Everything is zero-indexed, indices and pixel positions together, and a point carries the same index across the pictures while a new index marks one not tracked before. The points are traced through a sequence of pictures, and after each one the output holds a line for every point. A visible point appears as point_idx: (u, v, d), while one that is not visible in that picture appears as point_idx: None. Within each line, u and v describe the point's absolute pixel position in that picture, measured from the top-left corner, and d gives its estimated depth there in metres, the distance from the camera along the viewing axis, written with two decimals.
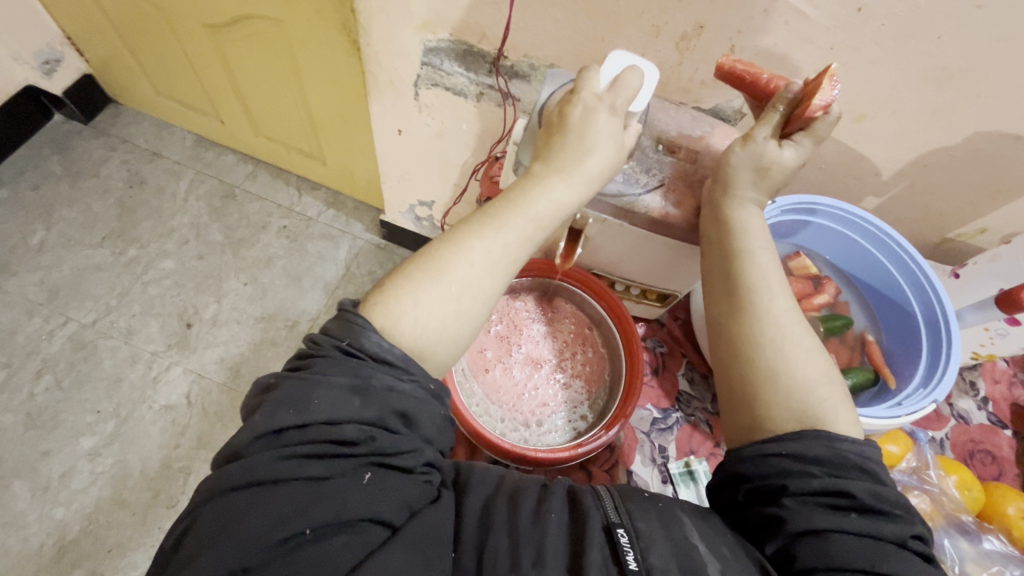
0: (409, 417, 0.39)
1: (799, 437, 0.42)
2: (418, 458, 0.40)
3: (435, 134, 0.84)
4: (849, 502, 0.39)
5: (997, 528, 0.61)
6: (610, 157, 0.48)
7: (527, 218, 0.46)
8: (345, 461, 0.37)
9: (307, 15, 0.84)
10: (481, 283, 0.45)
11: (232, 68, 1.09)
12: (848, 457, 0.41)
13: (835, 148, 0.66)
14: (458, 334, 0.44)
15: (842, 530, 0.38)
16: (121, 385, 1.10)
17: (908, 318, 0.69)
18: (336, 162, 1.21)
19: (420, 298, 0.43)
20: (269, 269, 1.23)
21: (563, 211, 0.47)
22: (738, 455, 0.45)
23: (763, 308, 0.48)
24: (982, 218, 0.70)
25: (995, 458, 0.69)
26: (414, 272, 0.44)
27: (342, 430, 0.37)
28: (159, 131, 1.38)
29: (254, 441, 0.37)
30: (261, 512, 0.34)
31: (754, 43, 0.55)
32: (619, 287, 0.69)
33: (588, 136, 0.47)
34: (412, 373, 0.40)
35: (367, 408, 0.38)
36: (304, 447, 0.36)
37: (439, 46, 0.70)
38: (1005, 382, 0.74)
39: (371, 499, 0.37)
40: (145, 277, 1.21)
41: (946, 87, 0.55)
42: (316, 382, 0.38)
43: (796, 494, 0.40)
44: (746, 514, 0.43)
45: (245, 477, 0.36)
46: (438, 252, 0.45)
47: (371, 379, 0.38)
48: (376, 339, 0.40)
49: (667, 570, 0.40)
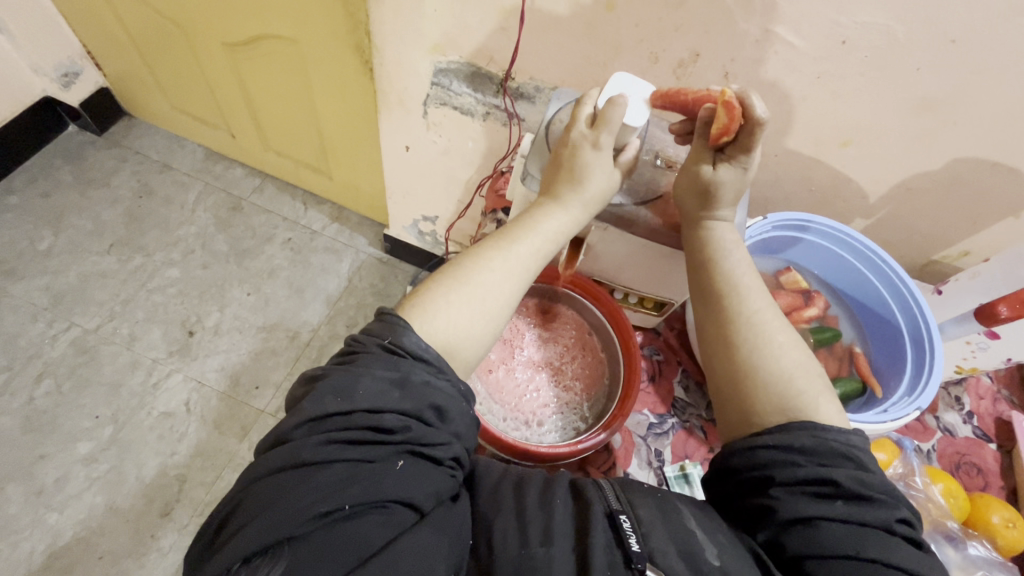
0: (443, 411, 0.41)
1: (785, 429, 0.44)
2: (448, 451, 0.42)
3: (442, 150, 0.87)
4: (833, 490, 0.41)
5: (981, 535, 0.63)
6: (609, 185, 0.51)
7: (537, 234, 0.49)
8: (382, 447, 0.39)
9: (323, 36, 0.89)
10: (500, 287, 0.47)
11: (247, 85, 1.13)
12: (833, 446, 0.43)
13: (824, 172, 0.69)
14: (483, 333, 0.46)
15: (828, 518, 0.40)
16: (121, 391, 1.11)
17: (895, 332, 0.71)
18: (343, 178, 1.25)
19: (452, 300, 0.45)
20: (272, 280, 1.25)
21: (562, 236, 0.51)
22: (728, 449, 0.47)
23: (739, 311, 0.51)
24: (965, 240, 0.73)
25: (981, 470, 0.71)
26: (441, 278, 0.47)
27: (382, 418, 0.39)
28: (170, 144, 1.42)
29: (301, 426, 0.39)
30: (304, 488, 0.36)
31: (746, 71, 0.59)
32: (618, 294, 0.72)
33: (579, 168, 0.50)
34: (446, 373, 0.42)
35: (406, 400, 0.39)
36: (347, 433, 0.38)
37: (449, 67, 0.74)
38: (990, 398, 0.76)
39: (405, 484, 0.38)
40: (149, 285, 1.22)
41: (925, 114, 0.58)
42: (361, 374, 0.40)
43: (783, 484, 0.42)
44: (740, 505, 0.45)
45: (291, 458, 0.37)
46: (462, 261, 0.48)
47: (410, 373, 0.40)
48: (414, 338, 0.42)
49: (668, 552, 0.41)
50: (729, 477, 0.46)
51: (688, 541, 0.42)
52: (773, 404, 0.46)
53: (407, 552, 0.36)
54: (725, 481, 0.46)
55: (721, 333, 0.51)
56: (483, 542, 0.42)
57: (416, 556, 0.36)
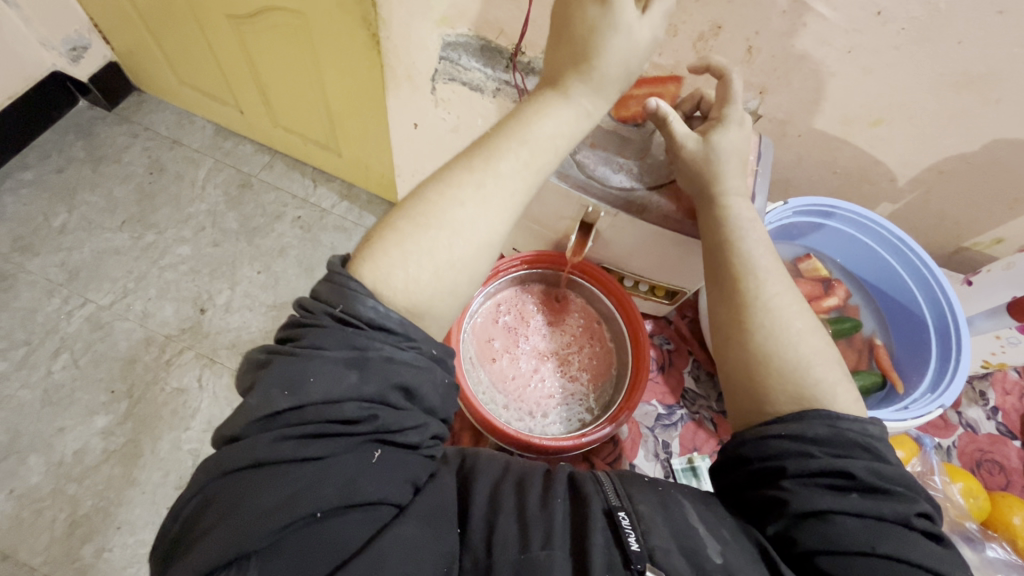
0: (410, 390, 0.40)
1: (798, 419, 0.42)
2: (420, 435, 0.41)
3: (451, 128, 0.84)
4: (849, 482, 0.39)
5: (1001, 537, 0.61)
6: (621, 73, 0.45)
7: (526, 142, 0.45)
8: (346, 439, 0.37)
9: (328, 7, 0.86)
10: (475, 223, 0.43)
11: (254, 59, 1.11)
12: (849, 436, 0.41)
13: (850, 153, 0.65)
14: (454, 283, 0.43)
15: (842, 512, 0.39)
16: (136, 366, 1.12)
17: (920, 325, 0.68)
18: (351, 155, 1.23)
19: (409, 250, 0.42)
20: (282, 258, 1.25)
21: (566, 136, 0.46)
22: (736, 440, 0.45)
23: (755, 297, 0.48)
24: (999, 227, 0.69)
25: (1003, 468, 0.69)
26: (399, 221, 0.43)
27: (341, 409, 0.37)
28: (180, 119, 1.40)
29: (252, 424, 0.37)
30: (270, 491, 0.35)
31: (772, 45, 0.55)
32: (628, 282, 0.70)
33: (587, 47, 0.44)
34: (411, 340, 0.40)
35: (366, 384, 0.38)
36: (303, 428, 0.37)
37: (457, 41, 0.71)
38: (1016, 394, 0.73)
39: (377, 480, 0.38)
40: (161, 262, 1.23)
41: (964, 92, 0.54)
42: (312, 357, 0.38)
43: (795, 476, 0.40)
44: (747, 497, 0.44)
45: (248, 458, 0.36)
46: (427, 196, 0.44)
47: (368, 350, 0.38)
48: (370, 304, 0.39)
49: (669, 550, 0.40)
50: (736, 468, 0.45)
51: (689, 538, 0.41)
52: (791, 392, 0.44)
53: (391, 547, 0.36)
54: (733, 471, 0.45)
55: (735, 318, 0.48)
56: (478, 537, 0.41)
57: (402, 550, 0.36)
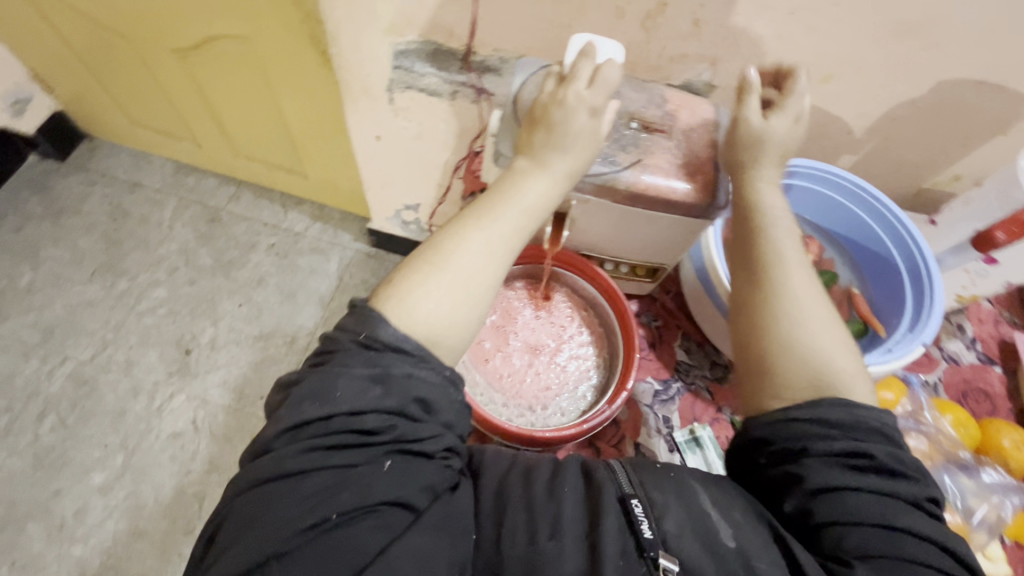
0: (429, 403, 0.39)
1: (820, 402, 0.44)
2: (439, 444, 0.40)
3: (415, 135, 0.84)
4: (868, 463, 0.41)
5: (993, 461, 0.64)
6: (597, 138, 0.48)
7: (517, 209, 0.45)
8: (369, 449, 0.38)
9: (274, 29, 0.84)
10: (484, 268, 0.43)
11: (205, 91, 1.09)
12: (869, 422, 0.43)
13: (807, 111, 0.67)
14: (467, 320, 0.42)
15: (862, 488, 0.41)
16: (126, 417, 1.10)
17: (892, 268, 0.70)
18: (318, 175, 1.22)
19: (430, 289, 0.41)
20: (262, 288, 1.23)
21: (546, 206, 0.47)
22: (754, 423, 0.46)
23: (781, 282, 0.49)
24: (955, 165, 0.71)
25: (988, 395, 0.72)
26: (415, 263, 0.43)
27: (362, 419, 0.37)
28: (137, 161, 1.37)
29: (281, 434, 0.37)
30: (293, 500, 0.35)
31: (717, 17, 0.57)
32: (609, 267, 0.68)
33: (567, 136, 0.47)
34: (428, 361, 0.40)
35: (387, 397, 0.38)
36: (327, 438, 0.37)
37: (408, 48, 0.70)
38: (991, 321, 0.76)
39: (394, 485, 0.37)
40: (138, 308, 1.20)
41: (906, 39, 0.56)
42: (337, 373, 0.38)
43: (817, 455, 0.42)
44: (766, 477, 0.45)
45: (274, 468, 0.36)
46: (439, 243, 0.44)
47: (390, 368, 0.38)
48: (391, 329, 0.40)
49: (681, 534, 0.41)
50: (754, 450, 0.46)
51: (702, 521, 0.42)
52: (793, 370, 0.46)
53: (405, 555, 0.36)
54: (752, 453, 0.46)
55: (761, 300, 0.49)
56: (488, 532, 0.41)
57: (414, 558, 0.36)
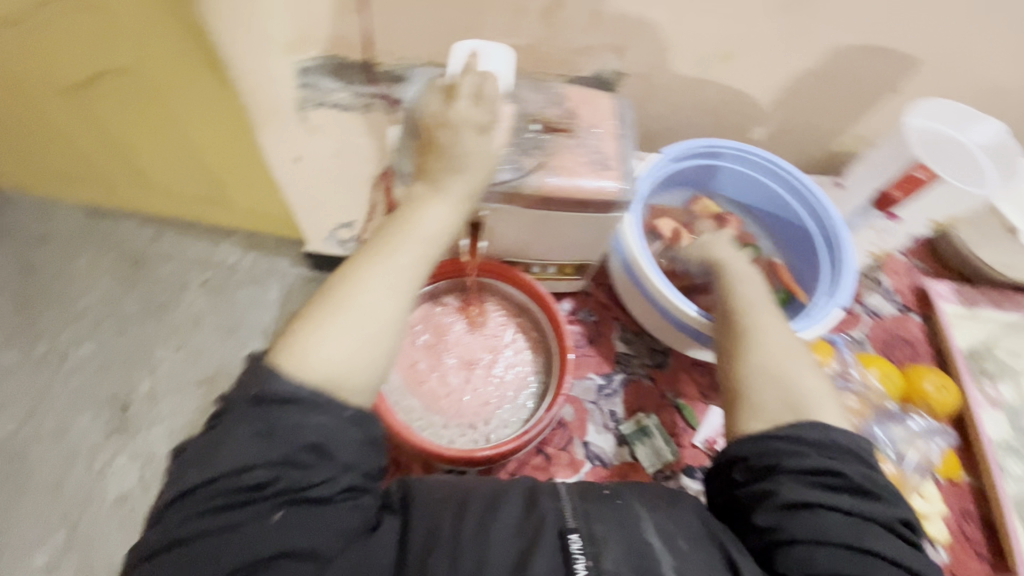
0: (322, 449, 0.39)
1: (797, 424, 0.47)
2: (335, 487, 0.40)
3: (334, 153, 0.81)
4: (840, 482, 0.44)
5: (919, 407, 0.69)
6: (489, 150, 0.47)
7: (415, 238, 0.44)
8: (257, 504, 0.37)
9: (164, 57, 0.79)
10: (383, 301, 0.42)
11: (103, 129, 1.01)
12: (844, 444, 0.45)
13: (715, 88, 0.68)
14: (372, 357, 0.41)
15: (832, 507, 0.43)
16: (64, 487, 1.02)
17: (806, 234, 0.73)
18: (243, 204, 1.16)
19: (324, 333, 0.40)
20: (198, 328, 1.17)
21: (449, 229, 0.46)
22: (734, 442, 0.48)
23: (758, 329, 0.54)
24: (859, 126, 0.74)
25: (909, 343, 0.75)
26: (312, 309, 0.41)
27: (249, 474, 0.37)
28: (42, 211, 1.27)
29: (172, 500, 0.38)
30: (180, 566, 0.36)
31: (608, 11, 0.58)
32: (536, 270, 0.68)
33: (457, 158, 0.45)
34: (321, 406, 0.39)
35: (273, 449, 0.38)
36: (214, 500, 0.37)
37: (310, 65, 0.67)
38: (905, 272, 0.79)
39: (286, 537, 0.37)
40: (63, 369, 1.12)
41: (794, 11, 0.58)
42: (223, 433, 0.38)
43: (790, 472, 0.44)
44: (737, 494, 0.47)
45: (165, 535, 0.37)
46: (333, 285, 0.42)
47: (276, 420, 0.38)
48: (281, 381, 0.38)
49: (621, 571, 0.41)
50: (730, 467, 0.48)
51: (644, 555, 0.42)
52: (760, 385, 0.50)
53: None
54: (727, 470, 0.48)
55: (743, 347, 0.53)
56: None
57: None
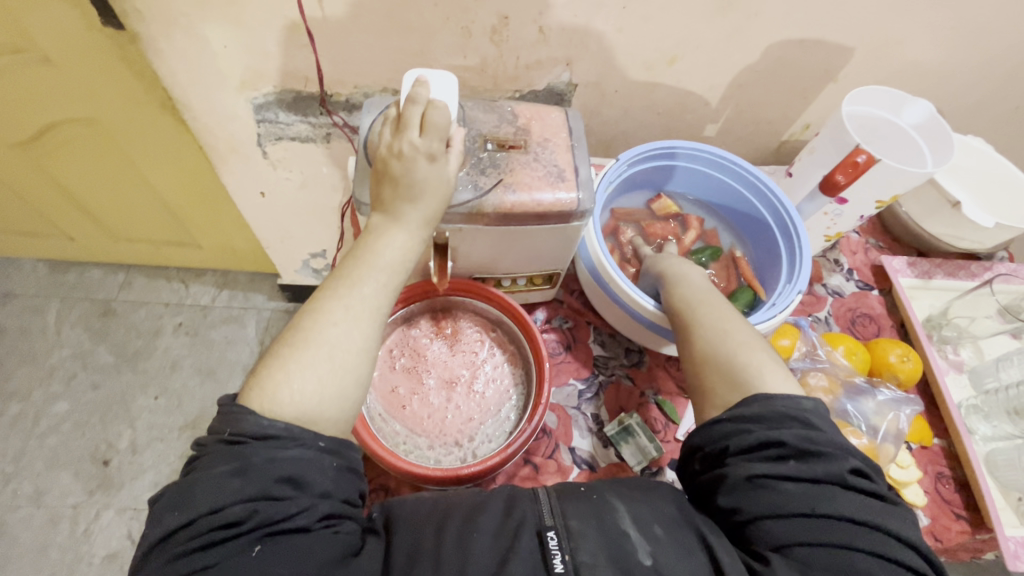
0: (298, 480, 0.38)
1: (739, 404, 0.49)
2: (312, 516, 0.38)
3: (299, 185, 0.81)
4: (783, 451, 0.45)
5: (885, 380, 0.71)
6: (447, 175, 0.48)
7: (378, 269, 0.45)
8: (232, 542, 0.36)
9: (118, 104, 0.79)
10: (349, 335, 0.43)
11: (60, 181, 0.99)
12: (778, 409, 0.47)
13: (665, 91, 0.71)
14: (342, 388, 0.42)
15: (783, 478, 0.44)
16: (48, 551, 0.99)
17: (763, 226, 0.75)
18: (212, 243, 1.15)
19: (292, 370, 0.41)
20: (177, 373, 1.15)
21: (410, 256, 0.47)
22: (691, 435, 0.51)
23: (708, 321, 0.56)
24: (803, 116, 0.77)
25: (873, 318, 0.78)
26: (279, 348, 0.42)
27: (223, 513, 0.36)
28: (3, 269, 1.24)
29: (150, 550, 0.37)
30: None
31: (555, 21, 0.60)
32: (506, 282, 0.69)
33: (416, 183, 0.46)
34: (298, 438, 0.39)
35: (248, 485, 0.37)
36: (190, 543, 0.36)
37: (267, 101, 0.68)
38: (862, 251, 0.83)
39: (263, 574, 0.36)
40: (38, 430, 1.08)
41: (730, 14, 0.60)
42: (198, 475, 0.38)
43: (737, 452, 0.46)
44: (700, 483, 0.49)
45: None
46: (299, 321, 0.43)
47: (250, 456, 0.38)
48: (254, 418, 0.39)
49: (597, 562, 0.43)
50: (691, 458, 0.51)
51: (621, 544, 0.44)
52: (716, 378, 0.52)
53: None
54: (688, 462, 0.51)
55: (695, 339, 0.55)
56: None
57: None
